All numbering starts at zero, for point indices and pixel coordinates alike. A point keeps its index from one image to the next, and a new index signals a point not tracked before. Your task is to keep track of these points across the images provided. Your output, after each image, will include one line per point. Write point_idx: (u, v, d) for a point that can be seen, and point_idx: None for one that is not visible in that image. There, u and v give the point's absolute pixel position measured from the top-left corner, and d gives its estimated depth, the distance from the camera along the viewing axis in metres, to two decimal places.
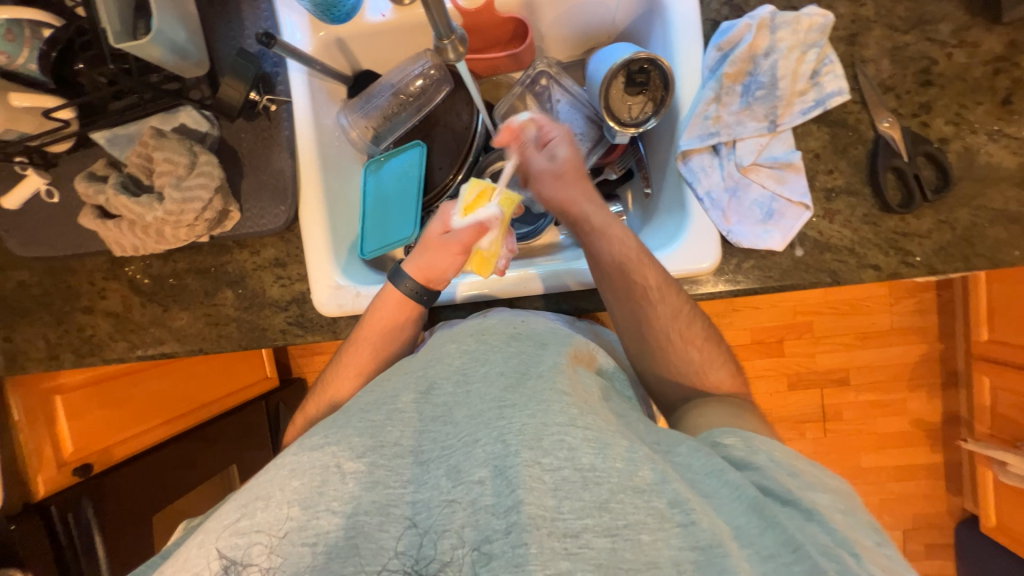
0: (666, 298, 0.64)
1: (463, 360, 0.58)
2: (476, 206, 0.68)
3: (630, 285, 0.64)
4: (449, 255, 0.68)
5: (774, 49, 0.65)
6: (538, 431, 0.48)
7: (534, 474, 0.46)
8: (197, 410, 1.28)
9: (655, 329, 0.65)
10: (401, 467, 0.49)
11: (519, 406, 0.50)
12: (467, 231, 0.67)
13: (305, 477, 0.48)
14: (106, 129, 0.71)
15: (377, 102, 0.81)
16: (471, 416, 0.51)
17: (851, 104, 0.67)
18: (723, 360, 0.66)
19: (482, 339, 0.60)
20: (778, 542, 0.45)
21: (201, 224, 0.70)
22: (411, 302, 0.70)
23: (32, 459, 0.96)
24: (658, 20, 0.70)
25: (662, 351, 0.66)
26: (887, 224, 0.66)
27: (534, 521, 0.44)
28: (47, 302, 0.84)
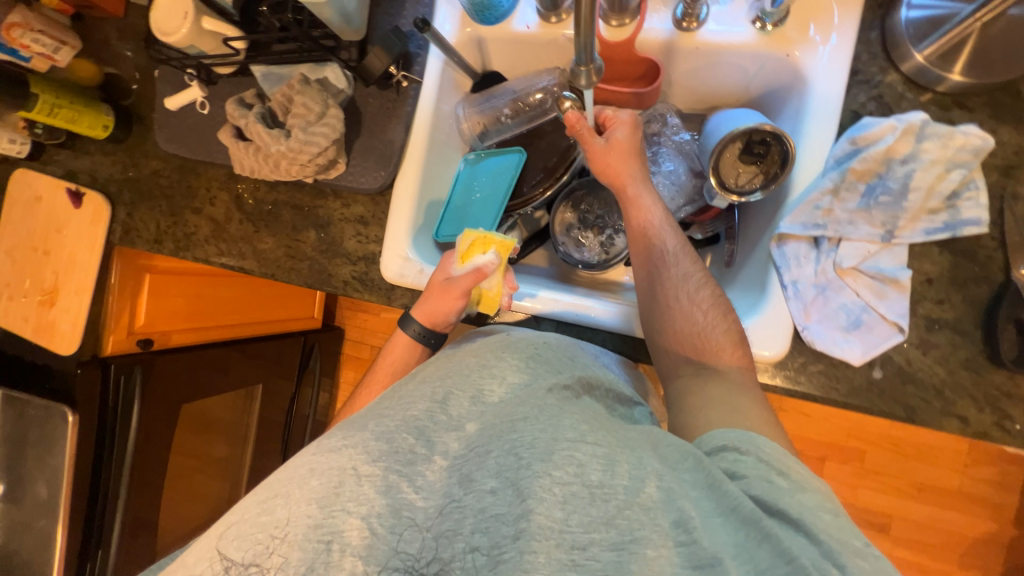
0: (686, 272, 0.65)
1: (477, 371, 0.58)
2: (473, 254, 0.72)
3: (648, 246, 0.67)
4: (450, 299, 0.72)
5: (914, 158, 0.59)
6: (549, 445, 0.48)
7: (545, 486, 0.46)
8: (243, 325, 1.41)
9: (666, 292, 0.65)
10: (413, 473, 0.51)
11: (530, 419, 0.51)
12: (467, 276, 0.70)
13: (323, 477, 0.50)
14: (264, 65, 0.81)
15: (495, 103, 0.85)
16: (483, 428, 0.53)
17: (987, 238, 0.60)
18: (735, 344, 0.60)
19: (502, 355, 0.60)
20: (772, 554, 0.42)
21: (312, 167, 0.77)
22: (419, 344, 0.76)
23: (112, 319, 1.08)
24: (796, 98, 0.68)
25: (671, 321, 0.63)
26: (991, 376, 0.59)
27: (542, 531, 0.45)
28: (169, 194, 0.96)
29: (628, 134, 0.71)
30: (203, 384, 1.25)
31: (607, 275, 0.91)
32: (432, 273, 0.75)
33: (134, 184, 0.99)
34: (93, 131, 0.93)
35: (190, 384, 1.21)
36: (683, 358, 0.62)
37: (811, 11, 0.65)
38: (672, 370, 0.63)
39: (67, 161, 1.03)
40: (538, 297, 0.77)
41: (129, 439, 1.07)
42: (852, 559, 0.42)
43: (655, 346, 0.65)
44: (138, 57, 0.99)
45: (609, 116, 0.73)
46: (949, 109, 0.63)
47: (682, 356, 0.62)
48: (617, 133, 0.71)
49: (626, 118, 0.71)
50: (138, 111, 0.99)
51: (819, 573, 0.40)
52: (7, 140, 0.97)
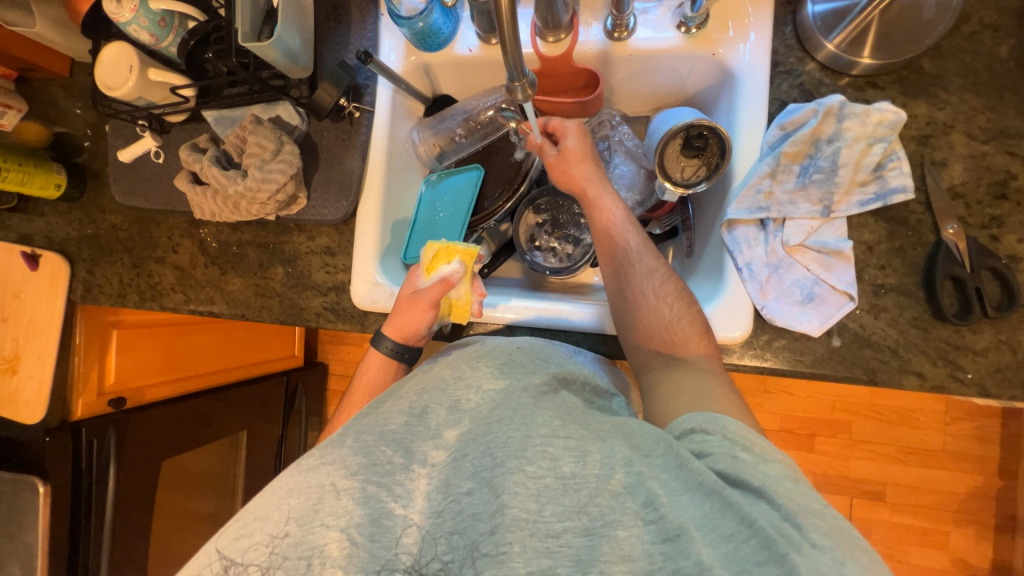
0: (649, 267, 0.67)
1: (454, 383, 0.58)
2: (438, 265, 0.75)
3: (612, 246, 0.70)
4: (419, 312, 0.73)
5: (837, 137, 0.64)
6: (523, 442, 0.49)
7: (518, 480, 0.47)
8: (223, 372, 1.39)
9: (632, 288, 0.67)
10: (392, 483, 0.51)
11: (503, 420, 0.52)
12: (434, 287, 0.73)
13: (301, 496, 0.49)
14: (215, 109, 0.83)
15: (449, 124, 0.88)
16: (460, 437, 0.53)
17: (915, 203, 0.65)
18: (700, 333, 0.63)
19: (476, 365, 0.60)
20: (735, 521, 0.43)
21: (272, 204, 0.77)
22: (394, 360, 0.76)
23: (80, 381, 1.05)
24: (727, 92, 0.72)
25: (639, 317, 0.66)
26: (938, 331, 0.63)
27: (517, 523, 0.45)
28: (129, 246, 0.95)
29: (578, 141, 0.75)
30: (181, 437, 1.21)
31: (577, 278, 0.94)
32: (400, 289, 0.77)
33: (93, 239, 0.97)
34: (45, 191, 0.92)
35: (168, 439, 1.17)
36: (654, 351, 0.64)
37: (729, 12, 0.69)
38: (644, 363, 0.65)
39: (20, 224, 1.00)
40: (508, 306, 0.79)
41: (106, 504, 1.02)
42: (808, 519, 0.43)
43: (628, 342, 0.67)
44: (88, 114, 0.98)
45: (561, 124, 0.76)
46: (864, 90, 0.68)
47: (652, 349, 0.64)
48: (569, 140, 0.75)
49: (574, 127, 0.74)
50: (91, 166, 0.98)
51: (777, 532, 0.42)
52: None
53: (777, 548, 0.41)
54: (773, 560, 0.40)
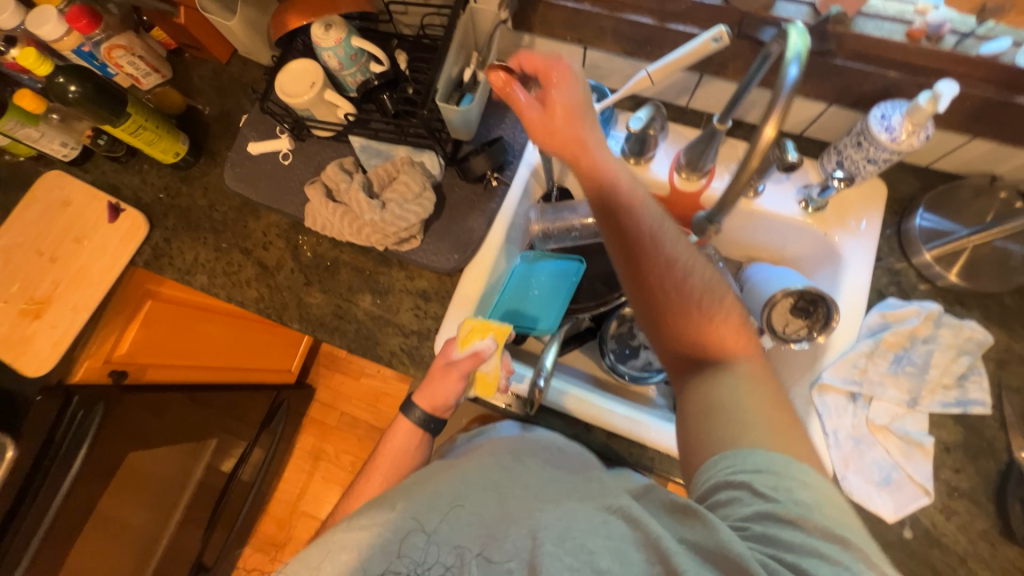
0: (670, 249, 0.60)
1: (498, 470, 0.62)
2: (472, 339, 0.71)
3: (627, 231, 0.61)
4: (448, 382, 0.72)
5: (932, 339, 0.71)
6: (563, 531, 0.50)
7: (556, 567, 0.47)
8: (206, 372, 1.31)
9: (656, 280, 0.60)
10: (434, 557, 0.52)
11: (547, 510, 0.54)
12: (466, 360, 0.70)
13: (349, 552, 0.53)
14: (362, 137, 0.88)
15: (566, 215, 0.90)
16: (500, 515, 0.55)
17: (991, 418, 0.70)
18: (738, 329, 0.59)
19: (521, 458, 0.65)
20: None
21: (392, 238, 0.80)
22: (419, 431, 0.74)
23: (94, 344, 0.98)
24: (830, 266, 0.81)
25: (668, 311, 0.60)
26: (1005, 549, 0.65)
27: None
28: (219, 229, 0.94)
29: (568, 90, 0.62)
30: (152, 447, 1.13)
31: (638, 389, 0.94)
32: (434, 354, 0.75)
33: (182, 210, 0.96)
34: (163, 155, 0.93)
35: (138, 432, 1.07)
36: (688, 355, 0.61)
37: (848, 207, 0.79)
38: (677, 364, 0.62)
39: (115, 176, 0.99)
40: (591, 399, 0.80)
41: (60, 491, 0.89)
42: None
43: (657, 340, 0.63)
44: (229, 100, 1.02)
45: (540, 69, 0.63)
46: (953, 304, 0.76)
47: (688, 349, 0.61)
48: (555, 92, 0.62)
49: (565, 74, 0.61)
50: (212, 144, 1.00)
51: None
52: (60, 143, 0.93)
53: None
54: None
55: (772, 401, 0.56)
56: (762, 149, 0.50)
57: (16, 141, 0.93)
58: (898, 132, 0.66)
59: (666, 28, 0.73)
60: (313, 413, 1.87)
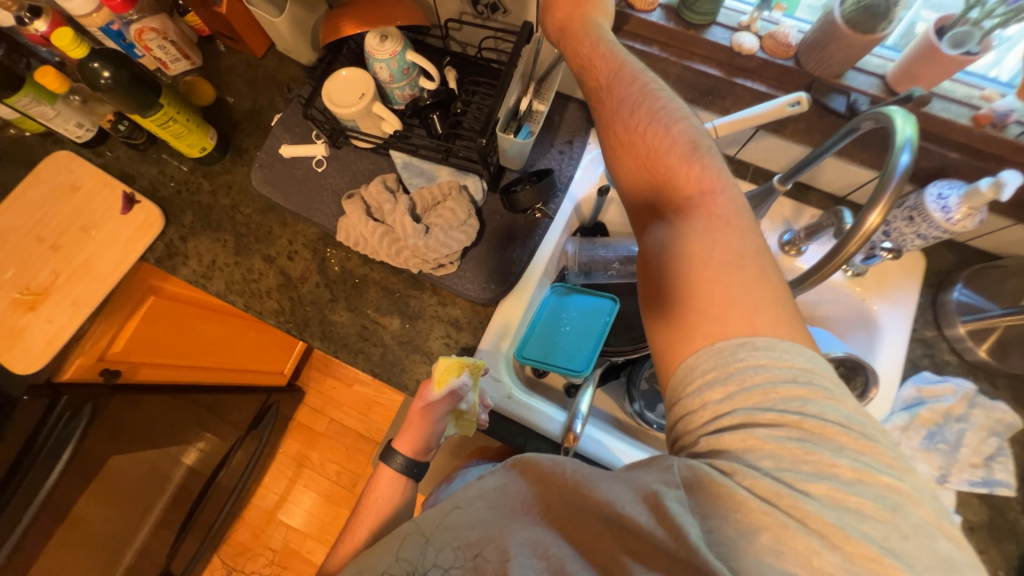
0: (636, 96, 0.60)
1: (472, 493, 0.51)
2: (447, 378, 0.67)
3: (597, 83, 0.63)
4: (424, 424, 0.67)
5: (966, 419, 0.72)
6: (543, 549, 0.45)
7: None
8: (199, 372, 1.23)
9: (622, 125, 0.60)
10: None
11: (522, 527, 0.47)
12: (442, 400, 0.67)
13: None
14: (406, 154, 0.85)
15: (603, 253, 0.90)
16: (470, 534, 0.48)
17: (1015, 500, 0.71)
18: (701, 173, 0.55)
19: (499, 471, 0.52)
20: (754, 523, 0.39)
21: (431, 264, 0.78)
22: (402, 478, 0.67)
23: (90, 340, 0.91)
24: (864, 333, 0.83)
25: (632, 157, 0.59)
26: None
27: None
28: (241, 232, 0.89)
29: None
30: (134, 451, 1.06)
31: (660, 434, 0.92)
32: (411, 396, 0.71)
33: (202, 208, 0.91)
34: (189, 149, 0.88)
35: (122, 437, 1.00)
36: (656, 212, 0.57)
37: (888, 277, 0.80)
38: (645, 214, 0.58)
39: (129, 164, 0.94)
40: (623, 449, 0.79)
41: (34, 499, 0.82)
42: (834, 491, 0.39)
43: (624, 190, 0.61)
44: (261, 96, 0.98)
45: None
46: (981, 381, 0.77)
47: (654, 199, 0.57)
48: None
49: None
50: (240, 141, 0.95)
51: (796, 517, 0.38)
52: (75, 124, 0.88)
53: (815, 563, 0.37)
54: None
55: (731, 265, 0.49)
56: (861, 241, 0.50)
57: (28, 117, 0.87)
58: (954, 213, 0.66)
59: (733, 81, 0.72)
60: (301, 418, 1.79)
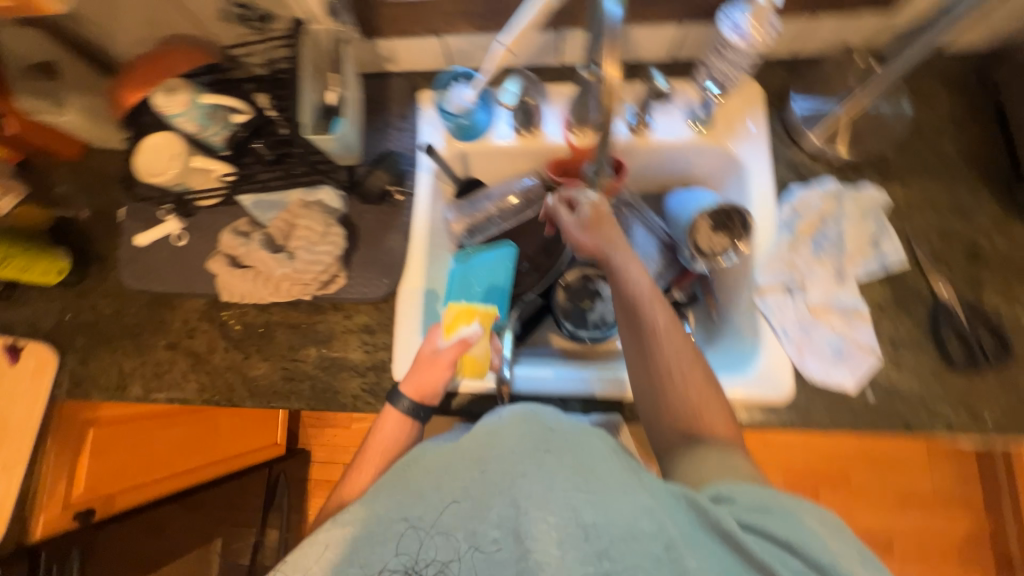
0: (673, 337, 0.65)
1: (484, 452, 0.59)
2: (457, 326, 0.74)
3: (638, 324, 0.66)
4: (437, 371, 0.70)
5: (841, 215, 0.76)
6: (545, 495, 0.55)
7: (540, 526, 0.54)
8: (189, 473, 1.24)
9: (658, 363, 0.65)
10: (428, 539, 0.56)
11: (529, 477, 0.56)
12: (453, 348, 0.71)
13: (335, 548, 0.57)
14: (252, 193, 0.82)
15: (480, 205, 0.91)
16: (485, 489, 0.57)
17: (909, 267, 0.75)
18: (705, 380, 0.65)
19: (520, 430, 0.60)
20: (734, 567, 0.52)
21: (315, 284, 0.78)
22: (409, 420, 0.70)
23: (43, 494, 0.92)
24: (736, 177, 0.84)
25: (657, 386, 0.65)
26: (954, 379, 0.70)
27: (540, 565, 0.53)
28: (135, 332, 0.88)
29: (596, 201, 0.74)
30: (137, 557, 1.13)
31: (606, 346, 0.95)
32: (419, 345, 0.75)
33: (89, 328, 0.89)
34: (45, 277, 0.86)
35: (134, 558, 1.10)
36: (666, 417, 0.65)
37: (733, 116, 0.82)
38: (668, 444, 0.65)
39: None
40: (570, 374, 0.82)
41: None
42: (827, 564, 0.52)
43: (650, 413, 0.66)
44: (101, 196, 0.95)
45: (573, 195, 0.77)
46: (848, 174, 0.80)
47: (677, 430, 0.64)
48: (586, 203, 0.74)
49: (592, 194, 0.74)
50: (98, 248, 0.92)
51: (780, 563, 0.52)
52: None
53: None
54: None
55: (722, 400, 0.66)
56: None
57: None
58: (747, 31, 0.66)
59: None
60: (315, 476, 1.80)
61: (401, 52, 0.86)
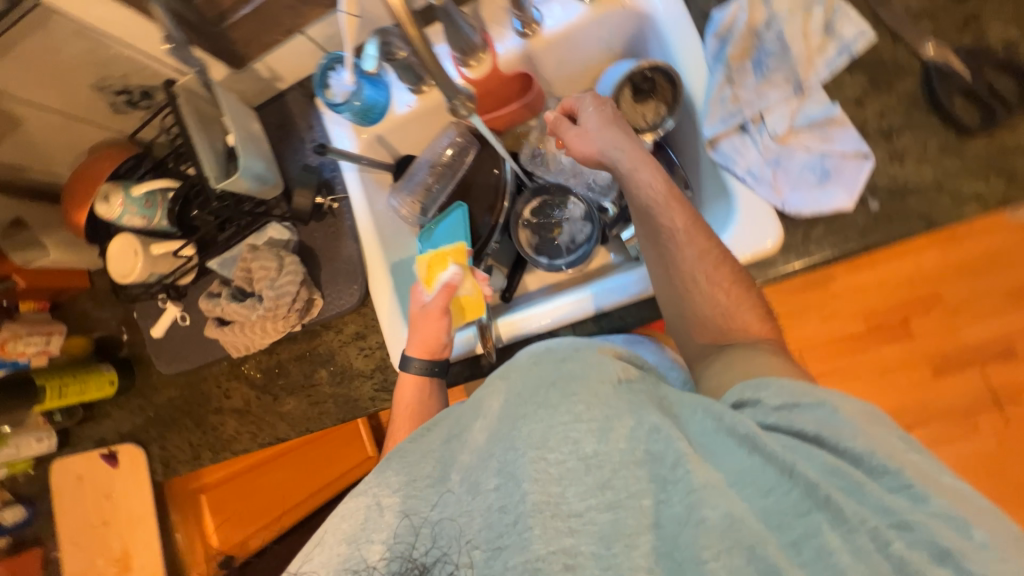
0: (694, 238, 0.62)
1: (501, 400, 0.54)
2: (436, 275, 0.77)
3: (654, 226, 0.64)
4: (433, 321, 0.74)
5: (774, 18, 0.64)
6: (545, 432, 0.49)
7: (538, 467, 0.47)
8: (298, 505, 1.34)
9: (678, 268, 0.63)
10: (430, 494, 0.51)
11: (529, 416, 0.51)
12: (439, 295, 0.74)
13: (351, 518, 0.50)
14: (218, 256, 0.86)
15: (417, 179, 0.91)
16: (489, 433, 0.52)
17: (881, 41, 0.63)
18: (738, 283, 0.62)
19: (532, 362, 0.56)
20: (773, 474, 0.44)
21: (295, 313, 0.82)
22: (427, 379, 0.74)
23: (192, 552, 1.18)
24: (650, 31, 0.74)
25: (683, 295, 0.63)
26: (972, 147, 0.60)
27: (539, 507, 0.45)
28: (189, 410, 0.99)
29: (596, 108, 0.70)
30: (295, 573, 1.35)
31: (595, 264, 0.89)
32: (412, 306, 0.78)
33: (156, 418, 1.02)
34: (102, 390, 0.98)
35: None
36: (698, 329, 0.63)
37: None
38: (699, 353, 0.64)
39: (90, 432, 1.05)
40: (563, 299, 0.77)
41: None
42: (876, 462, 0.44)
43: (678, 326, 0.65)
44: (110, 308, 1.05)
45: (577, 104, 0.72)
46: None
47: (705, 339, 0.64)
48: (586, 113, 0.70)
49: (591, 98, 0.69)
50: (130, 352, 1.03)
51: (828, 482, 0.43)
52: (37, 439, 1.00)
53: (819, 494, 0.42)
54: (818, 507, 0.42)
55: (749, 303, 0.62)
56: (408, 20, 0.48)
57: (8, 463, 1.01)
58: None
59: None
60: None
61: (281, 64, 0.85)
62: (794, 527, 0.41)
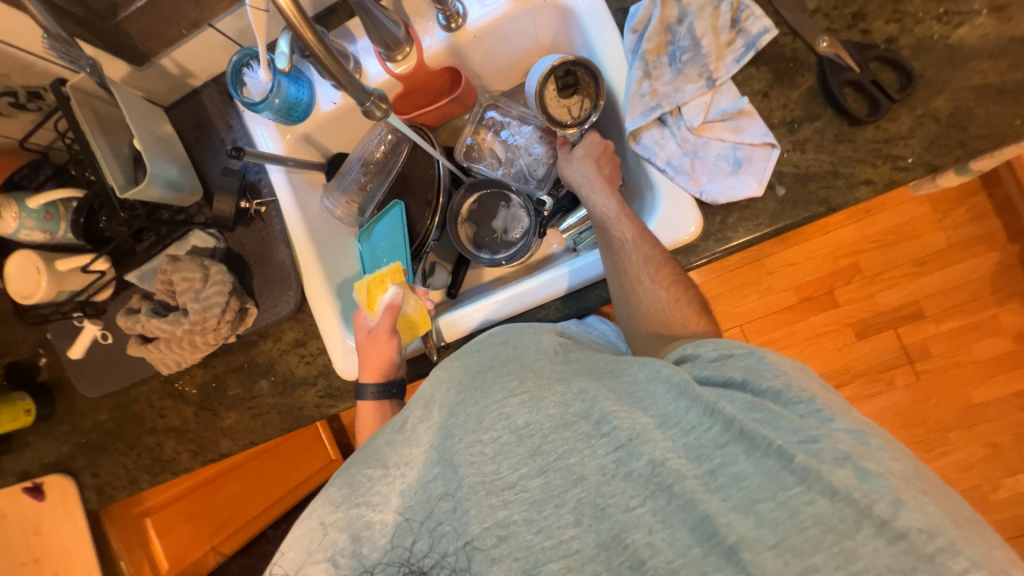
0: (640, 246, 0.66)
1: (452, 388, 0.55)
2: (376, 297, 0.73)
3: (607, 238, 0.69)
4: (382, 345, 0.72)
5: (685, 14, 0.69)
6: (480, 413, 0.50)
7: (471, 448, 0.48)
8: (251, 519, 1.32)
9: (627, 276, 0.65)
10: (370, 495, 0.50)
11: (466, 401, 0.52)
12: (384, 318, 0.71)
13: (295, 545, 0.50)
14: (136, 269, 0.80)
15: (351, 177, 0.90)
16: (431, 426, 0.52)
17: (782, 36, 0.68)
18: (696, 311, 0.63)
19: (471, 351, 0.58)
20: (702, 434, 0.45)
21: (227, 325, 0.78)
22: (385, 401, 0.73)
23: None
24: (574, 26, 0.76)
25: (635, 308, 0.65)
26: (863, 136, 0.65)
27: (475, 488, 0.46)
28: (119, 433, 0.93)
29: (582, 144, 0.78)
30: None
31: (537, 255, 0.91)
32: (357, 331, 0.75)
33: (82, 444, 0.94)
34: (18, 421, 0.89)
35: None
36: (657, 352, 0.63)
37: None
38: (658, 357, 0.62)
39: (10, 467, 0.96)
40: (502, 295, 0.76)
41: None
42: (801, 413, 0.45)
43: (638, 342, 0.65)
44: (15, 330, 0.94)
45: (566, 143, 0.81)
46: None
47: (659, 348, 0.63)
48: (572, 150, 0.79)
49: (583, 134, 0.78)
50: (46, 376, 0.95)
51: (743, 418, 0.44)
52: None
53: (736, 428, 0.43)
54: (734, 439, 0.43)
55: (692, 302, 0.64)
56: (299, 20, 0.45)
57: None
58: None
59: None
60: None
61: (196, 59, 0.79)
62: (712, 458, 0.43)
